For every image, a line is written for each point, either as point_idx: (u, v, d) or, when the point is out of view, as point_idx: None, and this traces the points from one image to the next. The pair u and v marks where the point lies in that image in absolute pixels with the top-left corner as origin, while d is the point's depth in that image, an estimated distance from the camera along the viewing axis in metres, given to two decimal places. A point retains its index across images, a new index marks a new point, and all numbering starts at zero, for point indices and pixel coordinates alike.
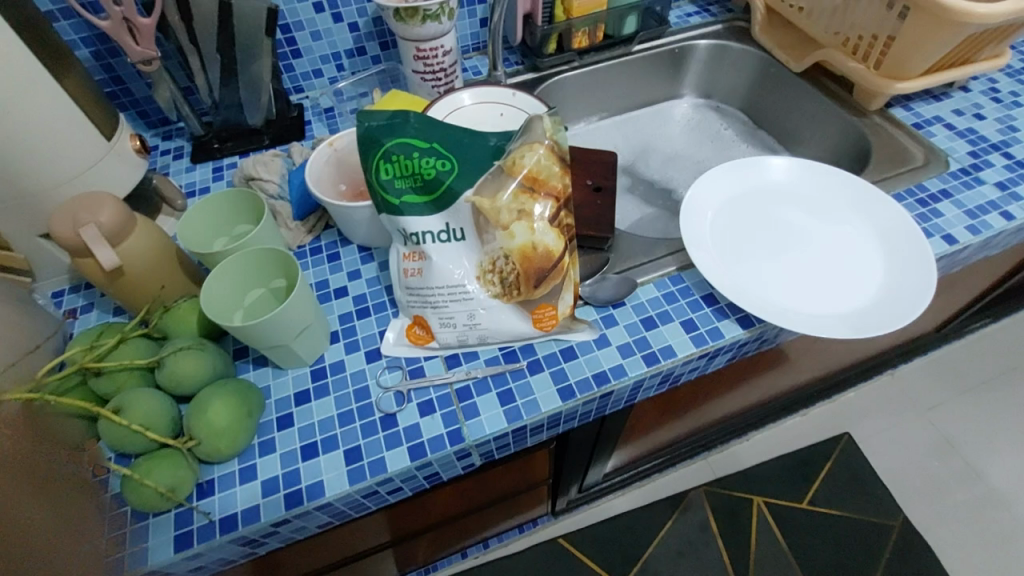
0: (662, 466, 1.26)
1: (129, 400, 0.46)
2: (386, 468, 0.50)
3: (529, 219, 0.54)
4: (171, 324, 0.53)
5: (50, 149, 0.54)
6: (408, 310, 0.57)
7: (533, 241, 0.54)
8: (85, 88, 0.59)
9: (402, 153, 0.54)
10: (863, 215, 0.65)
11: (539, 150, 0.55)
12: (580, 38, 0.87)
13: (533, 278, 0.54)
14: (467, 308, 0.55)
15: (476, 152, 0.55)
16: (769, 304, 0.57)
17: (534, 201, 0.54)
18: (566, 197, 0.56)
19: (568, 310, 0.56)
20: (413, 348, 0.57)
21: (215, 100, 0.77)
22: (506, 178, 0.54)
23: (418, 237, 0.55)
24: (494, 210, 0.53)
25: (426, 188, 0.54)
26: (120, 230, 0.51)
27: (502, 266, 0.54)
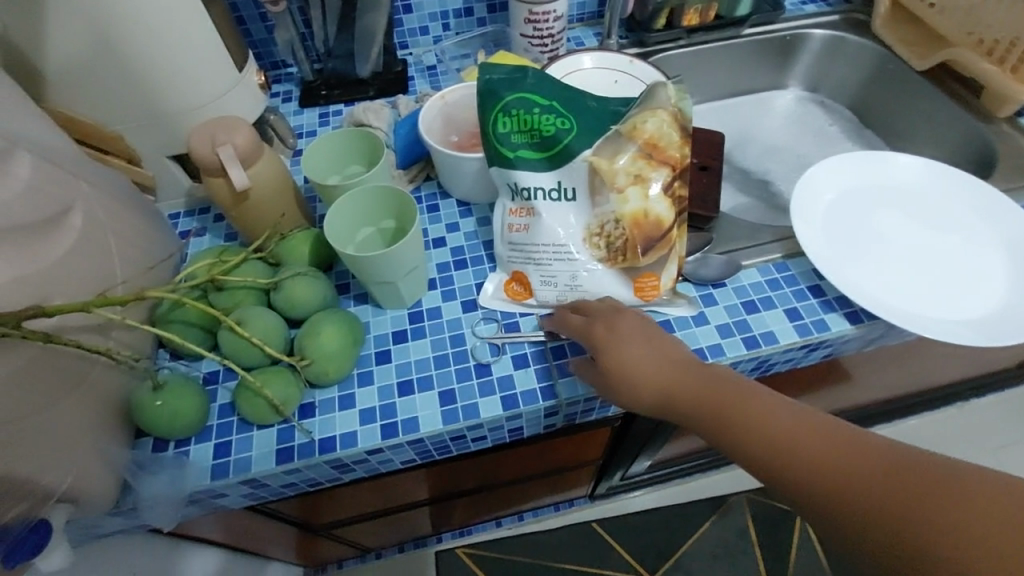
0: (707, 466, 1.23)
1: (250, 315, 0.49)
2: (479, 413, 0.51)
3: (644, 185, 0.53)
4: (286, 251, 0.55)
5: (192, 73, 0.57)
6: (508, 265, 0.58)
7: (646, 207, 0.53)
8: (224, 19, 0.61)
9: (523, 107, 0.54)
10: (991, 221, 0.61)
11: (661, 115, 0.54)
12: (692, 16, 0.85)
13: (641, 245, 0.54)
14: (570, 268, 0.55)
15: (597, 114, 0.54)
16: (880, 301, 0.56)
17: (652, 168, 0.54)
18: (684, 168, 0.55)
19: (671, 283, 0.56)
20: (510, 304, 0.57)
21: (330, 47, 0.79)
22: (626, 141, 0.54)
23: (530, 193, 0.55)
24: (611, 172, 0.53)
25: (543, 144, 0.54)
26: (252, 155, 0.53)
27: (611, 230, 0.54)
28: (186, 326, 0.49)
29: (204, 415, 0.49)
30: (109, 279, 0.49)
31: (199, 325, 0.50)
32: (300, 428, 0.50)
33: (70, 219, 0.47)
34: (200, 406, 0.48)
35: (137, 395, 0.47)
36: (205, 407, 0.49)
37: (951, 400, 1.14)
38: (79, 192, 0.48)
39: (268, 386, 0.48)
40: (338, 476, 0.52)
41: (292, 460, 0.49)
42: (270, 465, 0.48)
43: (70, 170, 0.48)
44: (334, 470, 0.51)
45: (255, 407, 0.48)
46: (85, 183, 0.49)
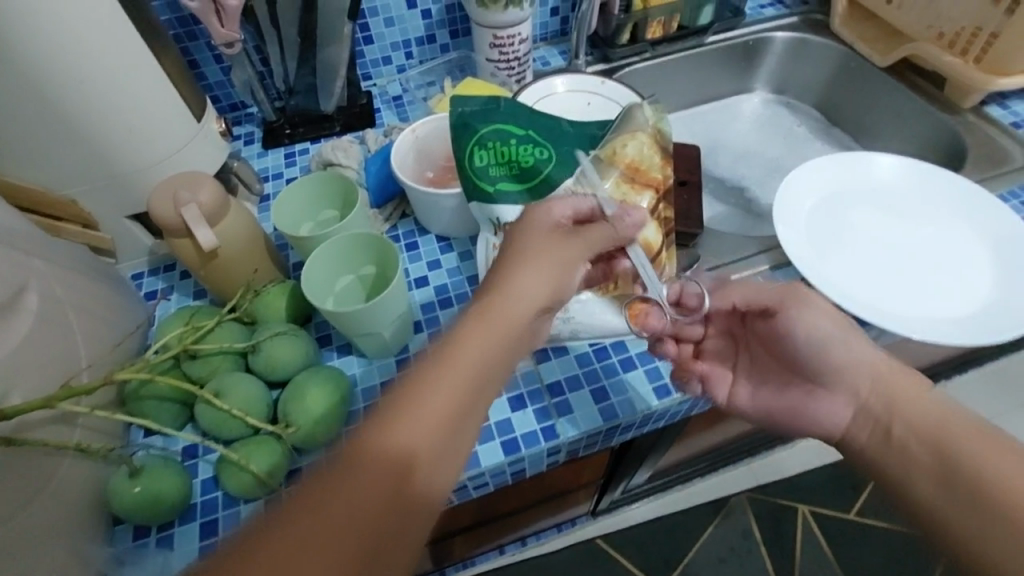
0: (705, 468, 1.20)
1: (228, 384, 0.46)
2: (479, 463, 0.49)
3: (629, 210, 0.52)
4: (262, 309, 0.53)
5: (148, 129, 0.54)
6: None
7: (634, 232, 0.52)
8: (179, 70, 0.59)
9: (499, 139, 0.53)
10: (970, 217, 0.61)
11: (641, 138, 0.54)
12: (655, 28, 0.85)
13: (632, 271, 0.52)
14: None
15: (569, 142, 0.55)
16: (872, 306, 0.55)
17: (635, 192, 0.53)
18: (666, 189, 0.55)
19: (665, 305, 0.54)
20: None
21: (291, 84, 0.76)
22: (607, 166, 0.53)
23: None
24: (596, 199, 0.52)
25: (522, 175, 0.53)
26: (218, 211, 0.50)
27: (600, 259, 0.52)
28: (158, 403, 0.47)
29: (186, 495, 0.46)
30: (72, 360, 0.46)
31: (172, 398, 0.47)
32: None
33: (24, 301, 0.43)
34: (180, 489, 0.45)
35: (113, 482, 0.44)
36: (186, 488, 0.46)
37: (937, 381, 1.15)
38: (33, 270, 0.45)
39: (253, 459, 0.45)
40: None
41: None
42: None
43: (22, 247, 0.45)
44: None
45: (239, 482, 0.45)
46: (39, 259, 0.46)
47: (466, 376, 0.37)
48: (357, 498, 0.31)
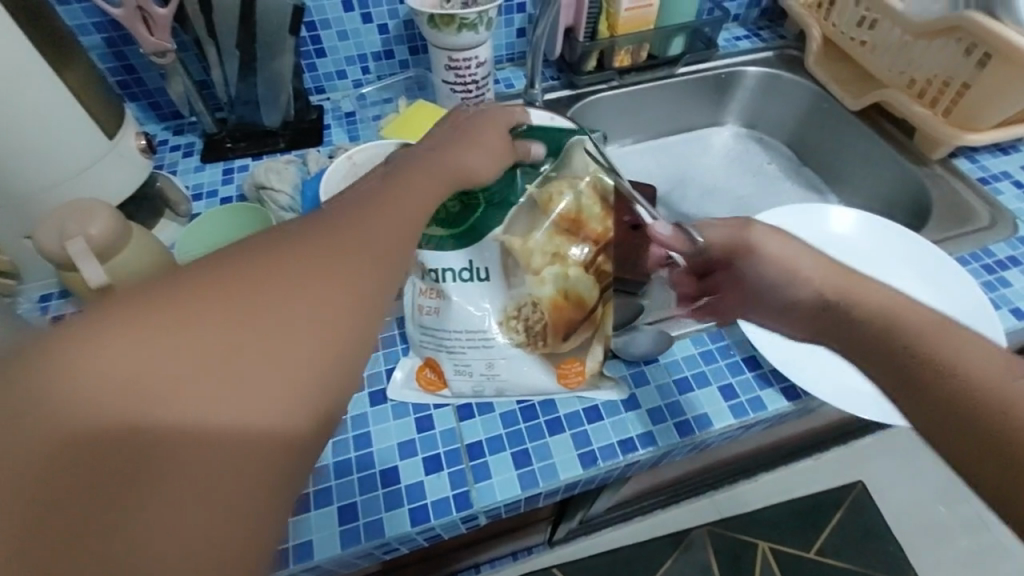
0: (665, 502, 1.14)
1: None
2: (385, 531, 0.46)
3: (563, 263, 0.50)
4: None
5: (48, 147, 0.50)
6: (421, 349, 0.54)
7: (565, 289, 0.50)
8: (90, 83, 0.54)
9: None
10: (928, 278, 0.59)
11: (581, 187, 0.50)
12: (623, 57, 0.82)
13: (562, 329, 0.51)
14: (485, 357, 0.51)
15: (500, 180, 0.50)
16: (814, 376, 0.53)
17: (571, 243, 0.50)
18: (606, 242, 0.50)
19: (597, 365, 0.53)
20: (422, 394, 0.53)
21: (232, 95, 0.71)
22: (539, 215, 0.50)
23: (438, 275, 0.51)
24: (526, 252, 0.50)
25: (449, 222, 0.51)
26: (112, 245, 0.46)
27: (529, 314, 0.51)
28: None
29: None
30: None
31: None
32: None
33: None
34: None
35: None
36: None
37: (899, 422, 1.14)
38: None
39: None
40: None
41: None
42: None
43: None
44: None
45: None
46: None
47: (324, 311, 0.31)
48: (214, 461, 0.25)
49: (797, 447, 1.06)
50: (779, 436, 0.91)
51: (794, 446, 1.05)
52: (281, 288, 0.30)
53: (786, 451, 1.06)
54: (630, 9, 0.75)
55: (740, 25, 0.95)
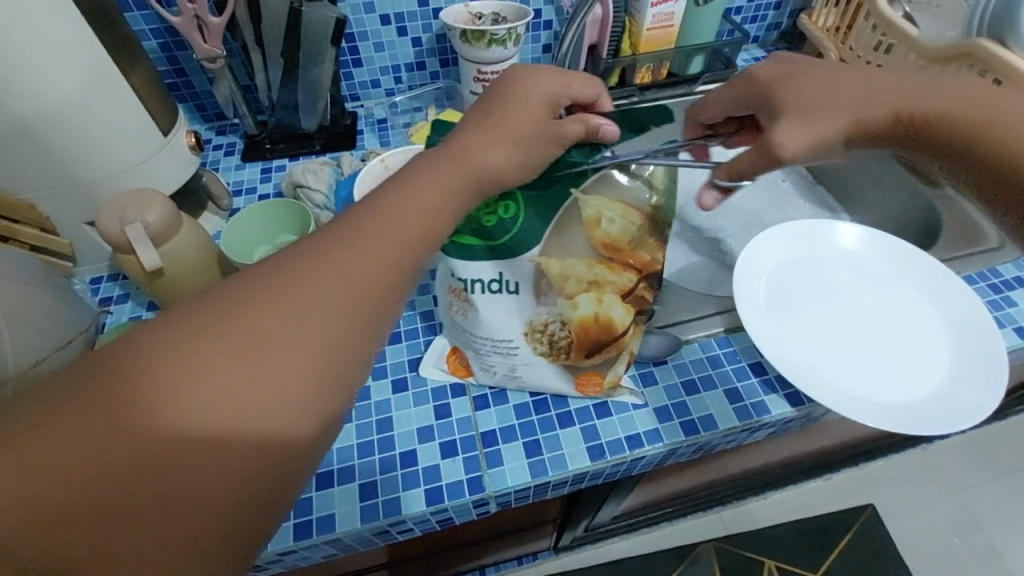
0: (672, 514, 1.15)
1: None
2: (401, 509, 0.48)
3: (600, 290, 0.52)
4: None
5: (110, 141, 0.54)
6: (452, 337, 0.58)
7: (597, 313, 0.52)
8: (148, 83, 0.59)
9: None
10: (931, 296, 0.61)
11: (630, 217, 0.51)
12: (643, 74, 0.85)
13: (587, 347, 0.53)
14: (509, 361, 0.54)
15: (545, 193, 0.49)
16: (824, 386, 0.54)
17: (612, 273, 0.51)
18: (648, 272, 0.53)
19: (615, 378, 0.55)
20: (451, 377, 0.57)
21: (273, 99, 0.75)
22: (581, 238, 0.50)
23: (468, 285, 0.51)
24: (562, 276, 0.51)
25: (487, 233, 0.49)
26: (166, 231, 0.50)
27: (555, 330, 0.53)
28: None
29: None
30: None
31: None
32: None
33: None
34: None
35: None
36: None
37: (910, 444, 1.14)
38: None
39: None
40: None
41: None
42: None
43: None
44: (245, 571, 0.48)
45: None
46: None
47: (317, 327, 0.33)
48: (180, 470, 0.27)
49: (807, 465, 1.07)
50: (789, 450, 0.92)
51: (803, 463, 1.05)
52: (291, 302, 0.32)
53: (796, 468, 1.06)
54: (653, 27, 0.80)
55: (760, 47, 0.99)
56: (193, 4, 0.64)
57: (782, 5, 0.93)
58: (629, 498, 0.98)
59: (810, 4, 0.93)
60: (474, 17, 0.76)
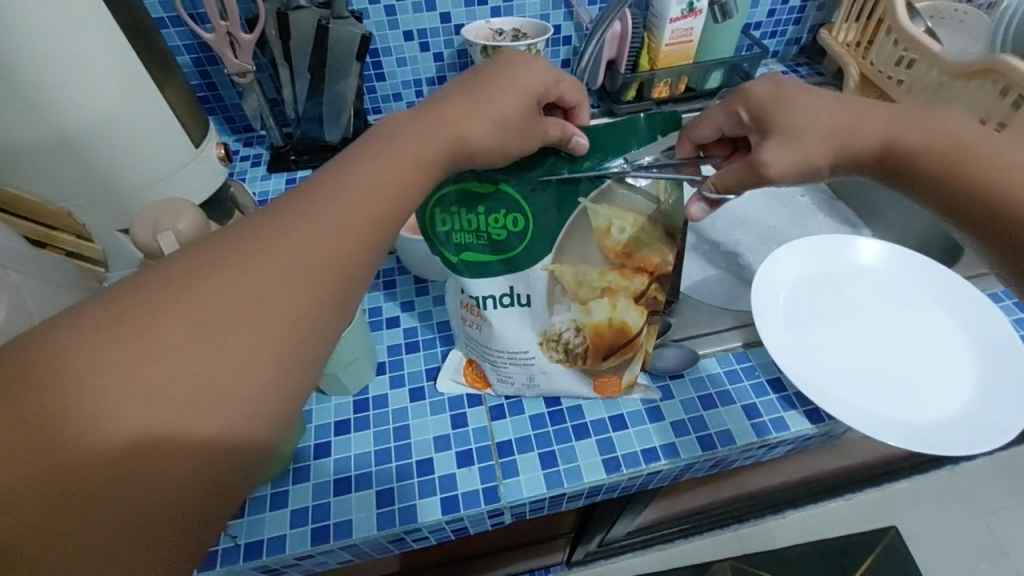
0: (687, 530, 1.13)
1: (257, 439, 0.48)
2: (417, 517, 0.49)
3: (613, 297, 0.51)
4: None
5: (144, 151, 0.56)
6: (465, 349, 0.58)
7: (611, 318, 0.52)
8: (182, 97, 0.61)
9: (465, 207, 0.48)
10: (955, 314, 0.60)
11: (643, 222, 0.48)
12: (661, 88, 0.86)
13: (602, 351, 0.53)
14: (526, 371, 0.55)
15: (555, 203, 0.47)
16: (847, 405, 0.53)
17: (625, 279, 0.50)
18: (662, 274, 0.50)
19: (632, 378, 0.56)
20: (468, 387, 0.57)
21: (299, 112, 0.77)
22: (593, 248, 0.49)
23: (480, 302, 0.52)
24: (574, 284, 0.50)
25: (495, 250, 0.49)
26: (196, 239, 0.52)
27: (571, 338, 0.53)
28: None
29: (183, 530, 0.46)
30: None
31: None
32: (227, 531, 0.48)
33: None
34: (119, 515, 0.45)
35: None
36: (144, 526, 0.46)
37: (934, 465, 1.11)
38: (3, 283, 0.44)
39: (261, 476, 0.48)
40: None
41: (214, 567, 0.46)
42: None
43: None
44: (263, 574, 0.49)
45: None
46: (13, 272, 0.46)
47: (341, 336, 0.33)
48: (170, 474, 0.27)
49: (826, 485, 1.04)
50: (808, 469, 0.90)
51: (823, 483, 1.03)
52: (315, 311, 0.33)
53: (815, 488, 1.04)
54: (672, 43, 0.80)
55: (779, 62, 0.99)
56: (226, 22, 0.66)
57: (802, 20, 0.94)
58: (644, 514, 0.96)
59: (830, 20, 0.93)
60: (495, 33, 0.78)
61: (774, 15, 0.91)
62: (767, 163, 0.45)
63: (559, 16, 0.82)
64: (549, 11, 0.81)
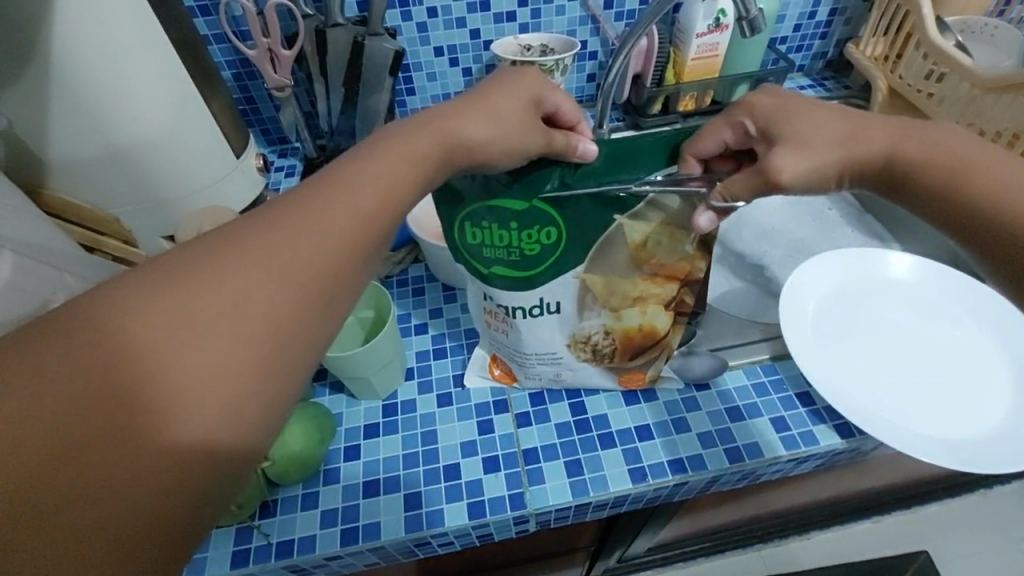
0: (708, 549, 1.10)
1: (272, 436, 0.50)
2: (443, 522, 0.49)
3: (644, 304, 0.52)
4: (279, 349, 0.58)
5: (188, 161, 0.58)
6: (492, 348, 0.59)
7: (642, 323, 0.53)
8: (225, 110, 0.64)
9: (496, 221, 0.47)
10: (988, 330, 0.59)
11: (680, 235, 0.49)
12: (687, 102, 0.86)
13: (630, 351, 0.55)
14: (554, 368, 0.56)
15: (588, 214, 0.47)
16: (882, 422, 0.52)
17: (656, 286, 0.51)
18: (691, 279, 0.52)
19: (656, 373, 0.57)
20: (496, 383, 0.59)
21: (332, 125, 0.80)
22: (624, 257, 0.49)
23: (510, 311, 0.52)
24: (605, 292, 0.51)
25: (526, 262, 0.49)
26: None
27: (599, 340, 0.54)
28: None
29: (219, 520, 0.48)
30: None
31: None
32: (259, 530, 0.49)
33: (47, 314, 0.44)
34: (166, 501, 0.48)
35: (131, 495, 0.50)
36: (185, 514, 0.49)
37: (966, 489, 1.08)
38: (60, 284, 0.46)
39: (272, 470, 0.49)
40: None
41: (246, 564, 0.48)
42: (224, 569, 0.48)
43: (53, 263, 0.47)
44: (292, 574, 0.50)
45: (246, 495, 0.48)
46: (70, 275, 0.48)
47: None
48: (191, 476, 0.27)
49: (853, 506, 1.02)
50: (835, 488, 0.88)
51: (850, 504, 1.00)
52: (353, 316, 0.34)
53: (842, 508, 1.01)
54: (698, 57, 0.81)
55: (805, 76, 0.99)
56: (267, 39, 0.69)
57: (828, 34, 0.94)
58: (664, 530, 0.95)
59: (857, 34, 0.93)
60: (523, 48, 0.80)
61: (800, 30, 0.92)
62: (799, 178, 0.45)
63: (586, 32, 0.84)
64: (575, 27, 0.83)
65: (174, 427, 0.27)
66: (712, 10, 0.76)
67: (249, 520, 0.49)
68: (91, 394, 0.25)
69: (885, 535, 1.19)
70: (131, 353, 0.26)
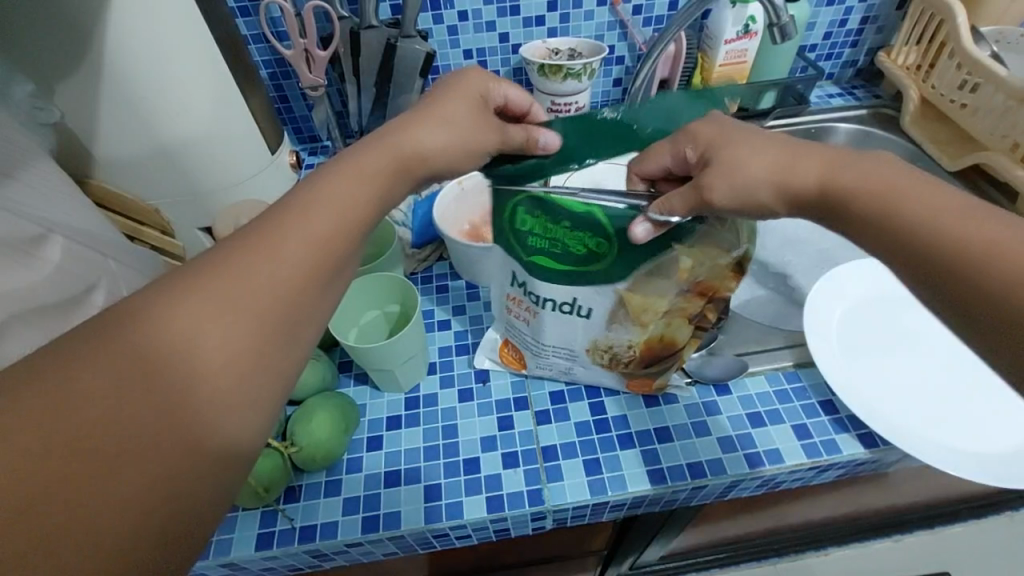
0: (722, 559, 1.09)
1: (299, 423, 0.51)
2: (463, 514, 0.50)
3: (669, 317, 0.52)
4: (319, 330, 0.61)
5: (223, 157, 0.60)
6: (506, 332, 0.60)
7: (663, 335, 0.53)
8: (264, 110, 0.67)
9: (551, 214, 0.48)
10: None
11: (717, 259, 0.48)
12: None
13: (648, 361, 0.55)
14: (568, 363, 0.57)
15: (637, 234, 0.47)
16: (910, 434, 0.51)
17: (685, 301, 0.51)
18: (719, 297, 0.51)
19: (664, 384, 0.57)
20: (504, 367, 0.60)
21: (363, 125, 0.82)
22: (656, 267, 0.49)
23: (539, 303, 0.53)
24: (634, 307, 0.51)
25: (557, 257, 0.50)
26: None
27: (620, 351, 0.54)
28: None
29: (248, 504, 0.50)
30: None
31: None
32: (282, 513, 0.51)
33: (91, 297, 0.46)
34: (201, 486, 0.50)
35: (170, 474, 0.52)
36: None
37: (993, 510, 1.04)
38: (103, 269, 0.49)
39: (298, 455, 0.51)
40: (317, 562, 0.52)
41: (270, 546, 0.49)
42: (249, 551, 0.49)
43: (99, 249, 0.49)
44: (312, 558, 0.51)
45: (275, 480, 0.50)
46: (112, 261, 0.50)
47: None
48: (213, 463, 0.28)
49: (874, 522, 1.00)
50: (856, 502, 0.86)
51: (871, 520, 0.98)
52: None
53: (862, 524, 0.99)
54: (726, 64, 0.81)
55: (834, 84, 0.98)
56: (304, 40, 0.72)
57: (859, 43, 0.93)
58: (677, 539, 0.94)
59: (889, 43, 0.92)
60: (551, 52, 0.81)
61: (831, 37, 0.91)
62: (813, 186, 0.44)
63: (614, 37, 0.85)
64: (603, 32, 0.84)
65: (188, 424, 0.27)
66: (741, 16, 0.76)
67: (274, 504, 0.51)
68: (122, 362, 0.26)
69: (906, 554, 1.16)
70: (157, 354, 0.27)
